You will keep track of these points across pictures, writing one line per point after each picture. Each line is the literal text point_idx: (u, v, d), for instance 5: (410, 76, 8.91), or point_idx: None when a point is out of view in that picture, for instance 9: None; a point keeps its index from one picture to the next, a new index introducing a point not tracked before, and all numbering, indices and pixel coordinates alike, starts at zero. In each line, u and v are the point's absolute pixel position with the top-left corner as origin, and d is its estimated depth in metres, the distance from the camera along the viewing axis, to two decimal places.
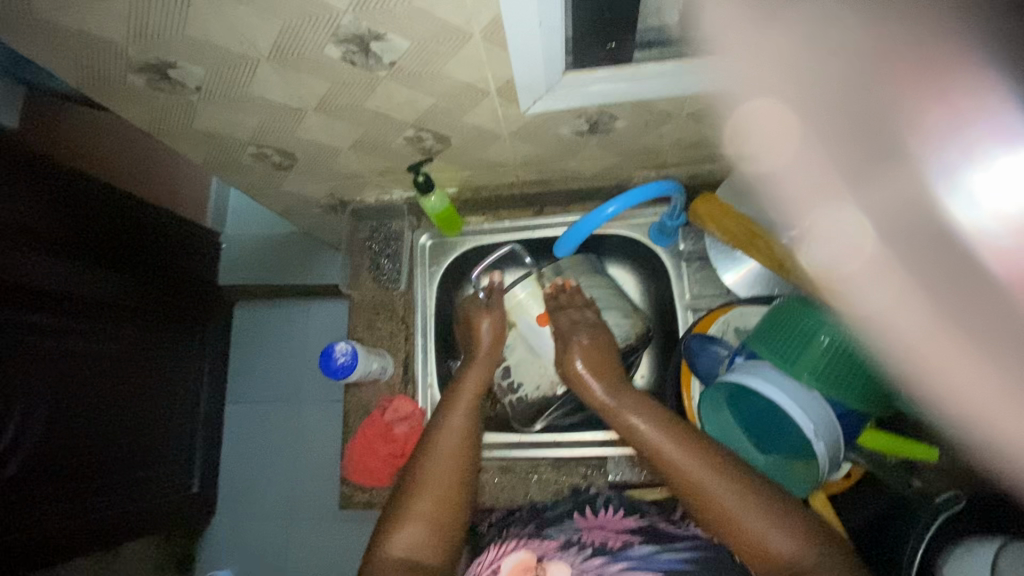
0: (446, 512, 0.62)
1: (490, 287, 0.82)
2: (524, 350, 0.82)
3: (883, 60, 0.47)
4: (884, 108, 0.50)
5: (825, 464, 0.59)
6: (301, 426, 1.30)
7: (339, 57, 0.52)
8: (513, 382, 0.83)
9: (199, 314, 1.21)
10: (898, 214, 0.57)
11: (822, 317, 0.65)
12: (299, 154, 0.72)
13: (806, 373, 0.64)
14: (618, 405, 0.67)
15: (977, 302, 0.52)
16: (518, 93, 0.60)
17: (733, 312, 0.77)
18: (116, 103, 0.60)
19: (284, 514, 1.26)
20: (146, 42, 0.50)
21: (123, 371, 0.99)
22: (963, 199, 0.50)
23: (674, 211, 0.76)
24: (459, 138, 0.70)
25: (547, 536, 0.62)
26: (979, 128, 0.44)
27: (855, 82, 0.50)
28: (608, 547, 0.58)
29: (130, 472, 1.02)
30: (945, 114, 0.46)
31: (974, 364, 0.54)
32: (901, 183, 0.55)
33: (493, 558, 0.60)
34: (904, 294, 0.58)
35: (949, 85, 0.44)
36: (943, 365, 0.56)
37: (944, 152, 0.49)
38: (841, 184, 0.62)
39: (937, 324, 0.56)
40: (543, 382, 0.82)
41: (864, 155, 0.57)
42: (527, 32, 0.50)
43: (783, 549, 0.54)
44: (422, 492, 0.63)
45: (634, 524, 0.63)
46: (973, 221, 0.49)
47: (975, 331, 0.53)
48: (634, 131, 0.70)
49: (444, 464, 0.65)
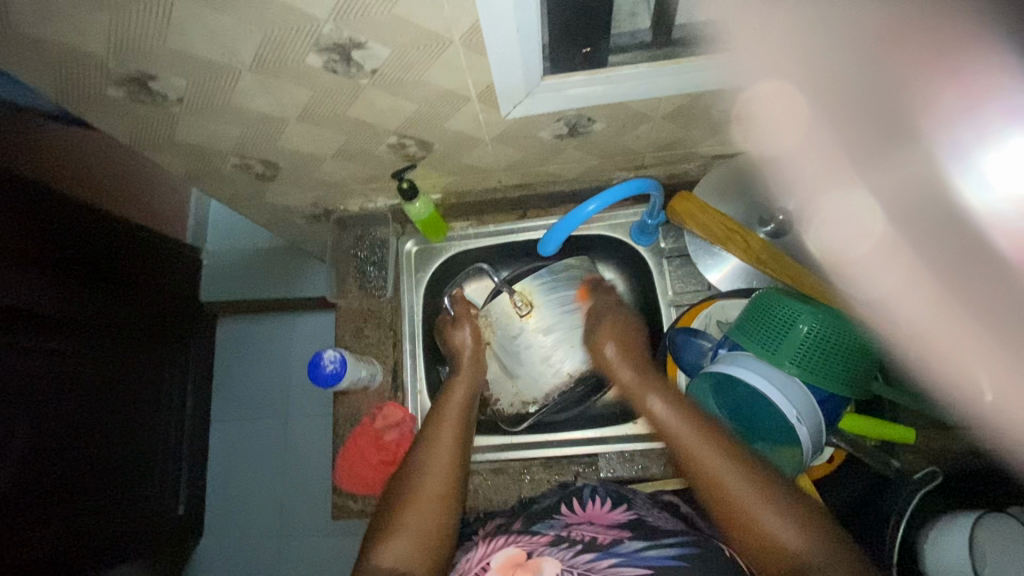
0: (431, 524, 0.61)
1: (457, 299, 0.82)
2: (498, 366, 0.80)
3: (895, 35, 0.47)
4: (894, 88, 0.50)
5: (808, 446, 0.61)
6: (293, 439, 1.31)
7: (321, 65, 0.53)
8: (491, 396, 0.81)
9: (178, 335, 1.22)
10: (910, 196, 0.59)
11: (797, 306, 0.64)
12: (283, 164, 0.73)
13: (788, 362, 0.63)
14: (644, 389, 0.69)
15: (989, 284, 0.56)
16: (498, 97, 0.60)
17: (714, 305, 0.77)
18: (98, 116, 0.60)
19: (280, 528, 1.27)
20: (126, 54, 0.50)
21: (100, 384, 0.99)
22: (974, 180, 0.50)
23: (652, 209, 0.76)
24: (441, 144, 0.71)
25: (537, 532, 0.61)
26: (993, 109, 0.44)
27: (865, 60, 0.50)
28: (597, 543, 0.56)
29: (109, 490, 1.01)
30: (957, 92, 0.46)
31: (978, 341, 0.59)
32: (911, 166, 0.57)
33: (481, 556, 0.59)
34: (912, 274, 0.63)
35: (965, 66, 0.44)
36: (944, 338, 0.62)
37: (956, 133, 0.49)
38: (851, 166, 0.64)
39: (946, 301, 0.61)
40: (517, 398, 0.80)
41: (875, 138, 0.58)
42: (506, 38, 0.51)
43: (788, 543, 0.53)
44: (409, 506, 0.62)
45: (622, 518, 0.62)
46: (984, 202, 0.50)
47: (976, 309, 0.58)
48: (614, 133, 0.71)
49: (433, 476, 0.65)
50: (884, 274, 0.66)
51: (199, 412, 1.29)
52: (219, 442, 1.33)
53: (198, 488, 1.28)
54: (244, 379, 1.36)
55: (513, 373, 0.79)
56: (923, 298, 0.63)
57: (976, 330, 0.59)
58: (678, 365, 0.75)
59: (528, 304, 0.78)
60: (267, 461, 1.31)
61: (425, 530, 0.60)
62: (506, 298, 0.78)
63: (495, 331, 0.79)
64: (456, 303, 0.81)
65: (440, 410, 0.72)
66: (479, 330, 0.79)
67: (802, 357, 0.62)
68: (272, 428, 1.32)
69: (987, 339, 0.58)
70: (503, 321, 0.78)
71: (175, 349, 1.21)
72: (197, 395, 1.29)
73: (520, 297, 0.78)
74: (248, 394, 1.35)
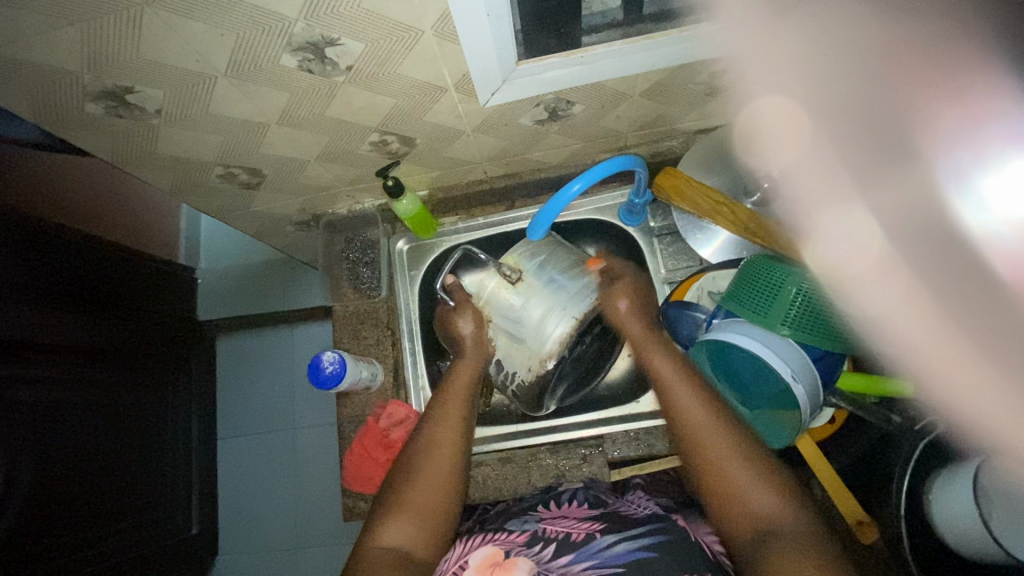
0: (433, 507, 0.62)
1: (453, 287, 0.79)
2: (505, 338, 0.74)
3: (896, 55, 0.49)
4: (897, 107, 0.53)
5: (806, 405, 0.60)
6: (298, 450, 1.31)
7: (296, 66, 0.53)
8: (506, 374, 0.76)
9: (179, 355, 1.23)
10: (906, 219, 0.59)
11: (787, 269, 0.64)
12: (266, 170, 0.73)
13: (782, 325, 0.62)
14: (643, 346, 0.71)
15: (987, 309, 0.55)
16: (475, 86, 0.61)
17: (705, 277, 0.78)
18: (79, 135, 0.60)
19: (293, 538, 1.27)
20: (102, 69, 0.51)
21: (107, 405, 1.00)
22: (973, 202, 0.52)
23: (638, 188, 0.76)
24: (424, 138, 0.71)
25: (512, 530, 0.61)
26: (989, 131, 0.47)
27: (871, 75, 0.52)
28: (572, 540, 0.57)
29: (120, 516, 1.00)
30: (958, 114, 0.48)
31: (975, 367, 0.58)
32: (908, 185, 0.57)
33: (460, 555, 0.59)
34: (906, 298, 0.61)
35: (962, 87, 0.46)
36: (945, 366, 0.60)
37: (956, 154, 0.51)
38: (850, 183, 0.64)
39: (943, 325, 0.59)
40: (532, 360, 0.72)
41: (875, 153, 0.59)
42: (477, 23, 0.51)
43: (761, 503, 0.55)
44: (416, 486, 0.63)
45: (596, 514, 0.62)
46: (981, 223, 0.52)
47: (975, 333, 0.57)
48: (593, 114, 0.71)
49: (438, 459, 0.66)
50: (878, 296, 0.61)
51: (205, 430, 1.29)
52: (228, 459, 1.33)
53: (210, 506, 1.28)
54: (247, 395, 1.36)
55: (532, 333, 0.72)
56: (918, 321, 0.61)
57: (976, 357, 0.57)
58: (675, 338, 0.76)
59: (516, 271, 0.72)
60: (278, 474, 1.31)
61: (429, 511, 0.62)
62: (495, 273, 0.74)
63: (493, 307, 0.74)
64: (453, 292, 0.79)
65: (439, 402, 0.71)
66: (480, 315, 0.76)
67: (793, 317, 0.62)
68: (280, 441, 1.32)
69: (982, 368, 0.57)
70: (499, 292, 0.73)
71: (179, 369, 1.22)
72: (201, 413, 1.28)
73: (507, 268, 0.72)
74: (252, 408, 1.35)
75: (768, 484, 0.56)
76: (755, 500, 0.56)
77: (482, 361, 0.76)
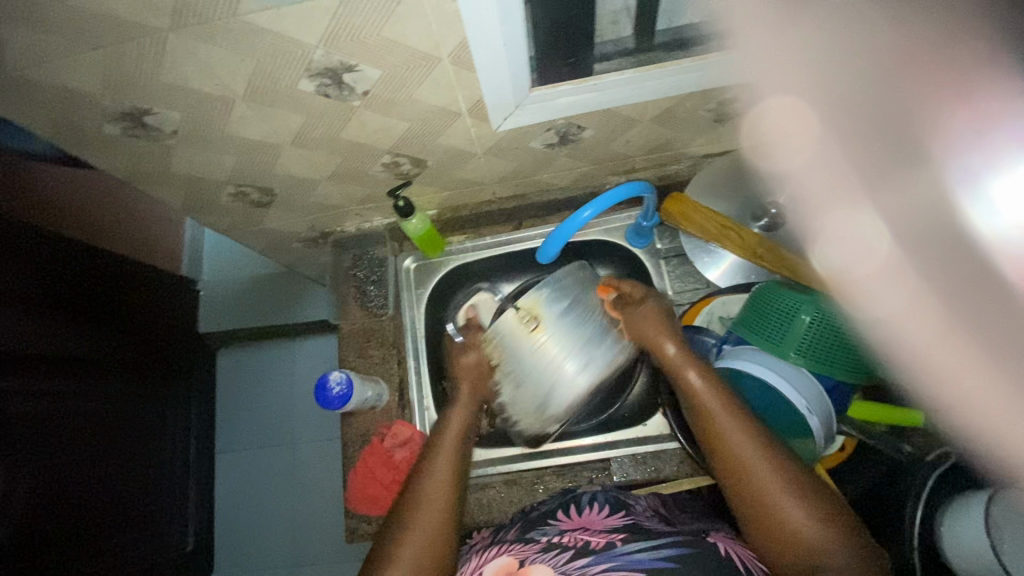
0: (425, 566, 0.56)
1: (468, 324, 0.76)
2: (512, 389, 0.67)
3: (910, 58, 0.45)
4: (907, 107, 0.49)
5: (819, 435, 0.62)
6: (296, 466, 1.30)
7: (313, 90, 0.54)
8: (507, 417, 0.70)
9: (177, 367, 1.21)
10: (915, 219, 0.57)
11: (800, 297, 0.66)
12: (278, 190, 0.73)
13: (793, 352, 0.64)
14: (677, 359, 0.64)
15: (1002, 320, 0.51)
16: (489, 111, 0.61)
17: (715, 302, 0.78)
18: (93, 153, 0.61)
19: (289, 556, 1.25)
20: (121, 92, 0.51)
21: (107, 416, 1.00)
22: (984, 206, 0.48)
23: (647, 212, 0.77)
24: (435, 160, 0.72)
25: (531, 539, 0.61)
26: (1003, 133, 0.44)
27: (881, 71, 0.48)
28: (591, 547, 0.56)
29: (118, 532, 0.99)
30: (968, 116, 0.45)
31: (983, 373, 0.54)
32: (916, 187, 0.54)
33: (475, 566, 0.59)
34: (917, 293, 0.59)
35: (972, 87, 0.43)
36: (949, 373, 0.58)
37: (966, 156, 0.47)
38: (859, 184, 0.62)
39: (956, 335, 0.56)
40: (541, 420, 0.68)
41: (886, 158, 0.56)
42: (493, 52, 0.52)
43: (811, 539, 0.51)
44: (402, 543, 0.57)
45: (617, 524, 0.61)
46: (992, 226, 0.49)
47: (989, 352, 0.53)
48: (603, 139, 0.72)
49: (428, 509, 0.60)
50: (885, 299, 0.62)
51: (203, 444, 1.28)
52: (226, 475, 1.32)
53: (206, 522, 1.26)
54: (249, 410, 1.35)
55: (536, 396, 0.66)
56: (924, 328, 0.59)
57: (991, 368, 0.53)
58: None
59: (536, 319, 0.64)
60: (277, 489, 1.29)
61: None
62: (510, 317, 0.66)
63: (503, 353, 0.67)
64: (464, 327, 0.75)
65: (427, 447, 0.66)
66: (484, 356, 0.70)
67: (807, 347, 0.64)
68: (279, 457, 1.31)
69: (994, 378, 0.53)
70: (511, 340, 0.66)
71: (176, 383, 1.21)
72: (200, 426, 1.27)
73: (526, 313, 0.64)
74: (252, 422, 1.34)
75: (814, 511, 0.52)
76: (801, 529, 0.51)
77: (473, 411, 0.71)
